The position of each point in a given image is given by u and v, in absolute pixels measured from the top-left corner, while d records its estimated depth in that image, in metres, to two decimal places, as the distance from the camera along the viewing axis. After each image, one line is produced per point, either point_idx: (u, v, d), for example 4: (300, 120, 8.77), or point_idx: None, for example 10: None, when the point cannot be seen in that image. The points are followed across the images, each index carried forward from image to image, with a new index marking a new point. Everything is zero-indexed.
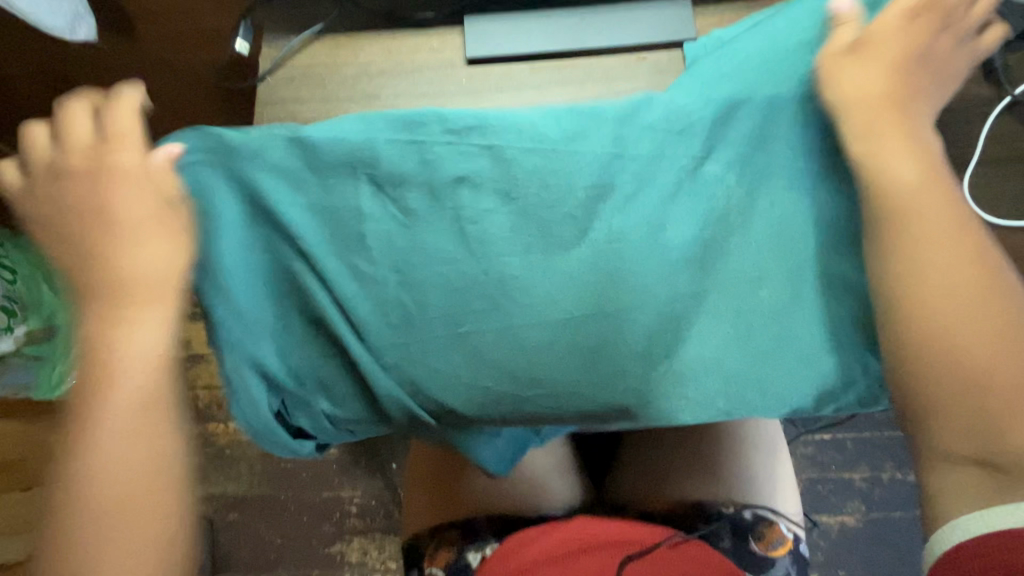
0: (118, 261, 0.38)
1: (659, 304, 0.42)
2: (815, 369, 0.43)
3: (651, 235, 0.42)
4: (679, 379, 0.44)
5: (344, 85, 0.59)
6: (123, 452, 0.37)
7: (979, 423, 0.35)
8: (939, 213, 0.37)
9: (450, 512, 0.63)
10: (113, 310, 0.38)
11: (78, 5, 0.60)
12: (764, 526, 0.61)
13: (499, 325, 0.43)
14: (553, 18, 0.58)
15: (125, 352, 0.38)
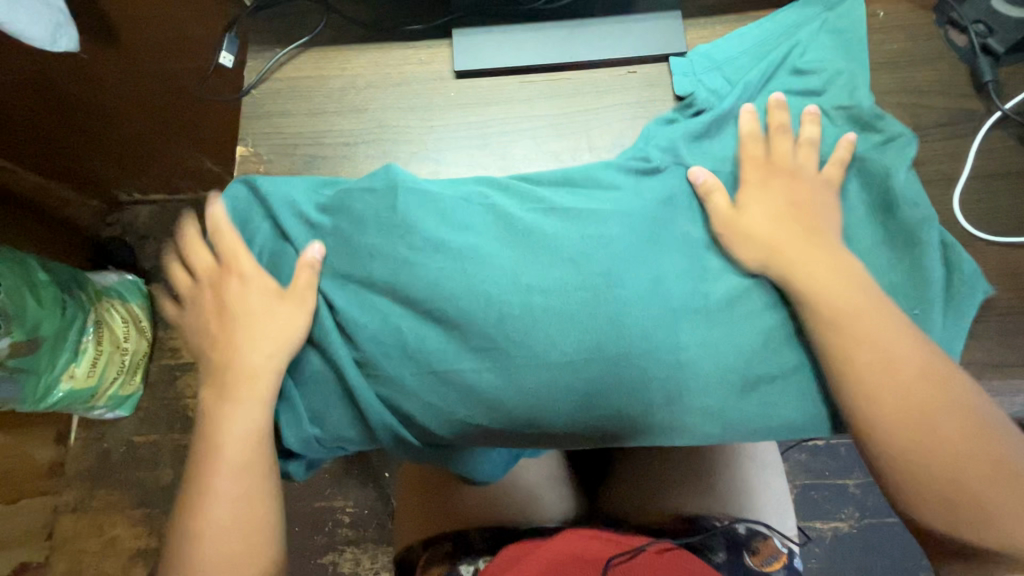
0: (229, 354, 0.48)
1: (658, 342, 0.46)
2: (794, 401, 0.48)
3: (643, 283, 0.47)
4: (681, 413, 0.47)
5: (331, 98, 0.58)
6: (226, 517, 0.44)
7: (956, 510, 0.38)
8: (865, 318, 0.42)
9: (443, 525, 0.62)
10: (223, 399, 0.47)
11: (58, 13, 0.57)
12: (758, 540, 0.60)
13: (510, 366, 0.46)
14: (544, 29, 0.57)
15: (230, 427, 0.46)
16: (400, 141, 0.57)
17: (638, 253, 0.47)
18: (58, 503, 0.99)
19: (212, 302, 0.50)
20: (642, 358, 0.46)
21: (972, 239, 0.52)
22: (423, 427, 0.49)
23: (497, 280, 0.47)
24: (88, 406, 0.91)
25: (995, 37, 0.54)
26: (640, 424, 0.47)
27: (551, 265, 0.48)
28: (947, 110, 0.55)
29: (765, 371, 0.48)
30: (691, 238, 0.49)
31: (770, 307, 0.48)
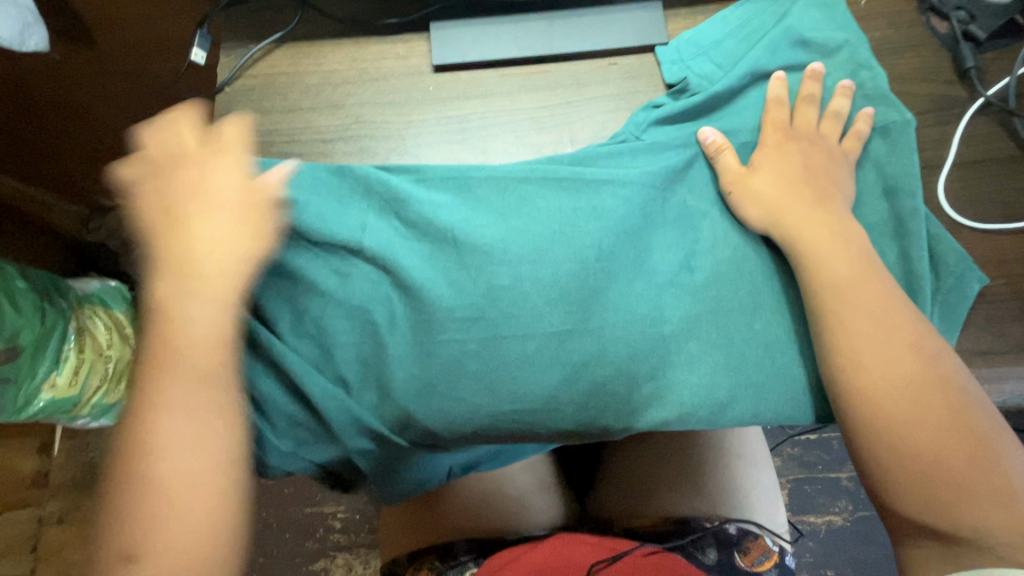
0: (188, 253, 0.41)
1: (633, 319, 0.47)
2: (777, 390, 0.47)
3: (617, 259, 0.47)
4: (659, 397, 0.47)
5: (307, 94, 0.57)
6: (169, 439, 0.37)
7: (930, 488, 0.36)
8: (871, 292, 0.41)
9: (429, 537, 0.61)
10: (184, 296, 0.41)
11: (27, 12, 0.56)
12: (749, 540, 0.60)
13: (493, 346, 0.46)
14: (522, 23, 0.56)
15: (183, 328, 0.40)
16: (378, 138, 0.56)
17: (613, 228, 0.48)
18: (41, 515, 0.96)
19: (195, 188, 0.43)
20: (625, 333, 0.46)
21: (958, 226, 0.51)
22: (408, 414, 0.47)
23: (492, 257, 0.47)
24: (71, 416, 0.87)
25: (975, 23, 0.53)
26: (623, 405, 0.47)
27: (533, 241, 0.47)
28: (929, 98, 0.54)
29: (748, 356, 0.47)
30: (676, 216, 0.50)
31: (756, 287, 0.48)
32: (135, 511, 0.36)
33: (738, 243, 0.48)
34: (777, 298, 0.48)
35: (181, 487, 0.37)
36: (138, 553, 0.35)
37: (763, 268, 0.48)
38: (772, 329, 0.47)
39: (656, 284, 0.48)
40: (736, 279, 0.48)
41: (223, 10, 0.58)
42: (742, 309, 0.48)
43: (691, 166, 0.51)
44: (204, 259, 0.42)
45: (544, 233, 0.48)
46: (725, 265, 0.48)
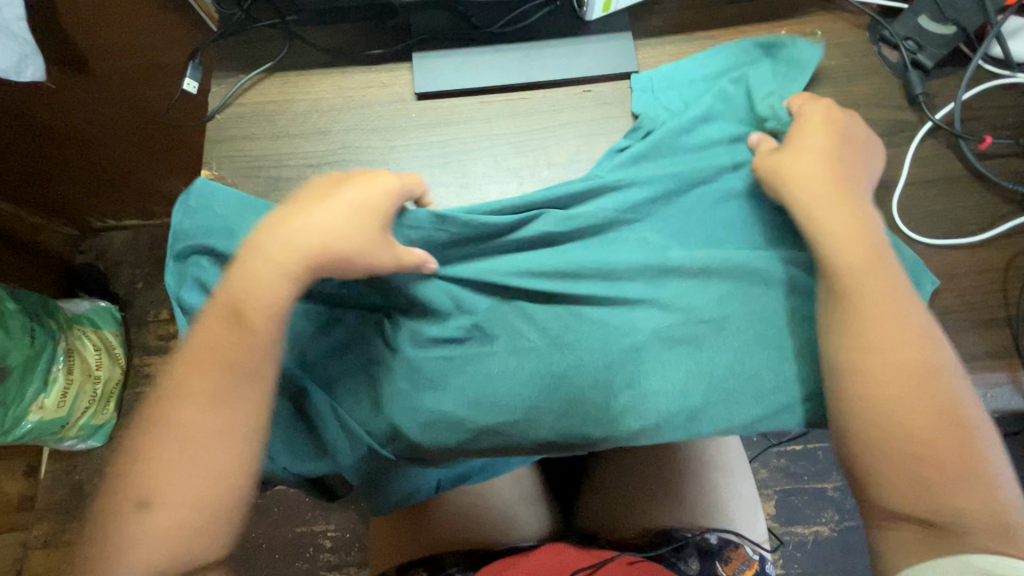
0: (292, 221, 0.43)
1: (608, 335, 0.49)
2: (747, 399, 0.48)
3: (592, 279, 0.50)
4: (635, 407, 0.48)
5: (295, 121, 0.59)
6: (201, 397, 0.40)
7: (922, 479, 0.38)
8: (884, 288, 0.43)
9: (414, 549, 0.62)
10: (252, 261, 0.43)
11: (27, 45, 0.57)
12: (730, 549, 0.62)
13: (480, 361, 0.49)
14: (500, 53, 0.59)
15: (252, 295, 0.42)
16: (364, 162, 0.58)
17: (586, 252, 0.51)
18: (27, 539, 0.96)
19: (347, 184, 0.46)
20: (600, 345, 0.48)
21: (911, 240, 0.54)
22: (394, 425, 0.49)
23: (481, 283, 0.50)
24: (59, 437, 0.90)
25: (924, 52, 0.56)
26: (602, 415, 0.48)
27: (523, 262, 0.50)
28: (883, 121, 0.57)
29: (716, 367, 0.48)
30: (636, 236, 0.52)
31: (724, 300, 0.49)
32: (169, 459, 0.38)
33: (710, 256, 0.50)
34: (744, 307, 0.49)
35: (190, 459, 0.38)
36: (152, 502, 0.37)
37: (724, 280, 0.50)
38: (743, 342, 0.49)
39: (628, 300, 0.50)
40: (707, 292, 0.50)
41: (215, 42, 0.61)
42: (710, 322, 0.49)
43: (663, 200, 0.53)
44: (299, 230, 0.43)
45: (534, 256, 0.51)
46: (694, 281, 0.50)
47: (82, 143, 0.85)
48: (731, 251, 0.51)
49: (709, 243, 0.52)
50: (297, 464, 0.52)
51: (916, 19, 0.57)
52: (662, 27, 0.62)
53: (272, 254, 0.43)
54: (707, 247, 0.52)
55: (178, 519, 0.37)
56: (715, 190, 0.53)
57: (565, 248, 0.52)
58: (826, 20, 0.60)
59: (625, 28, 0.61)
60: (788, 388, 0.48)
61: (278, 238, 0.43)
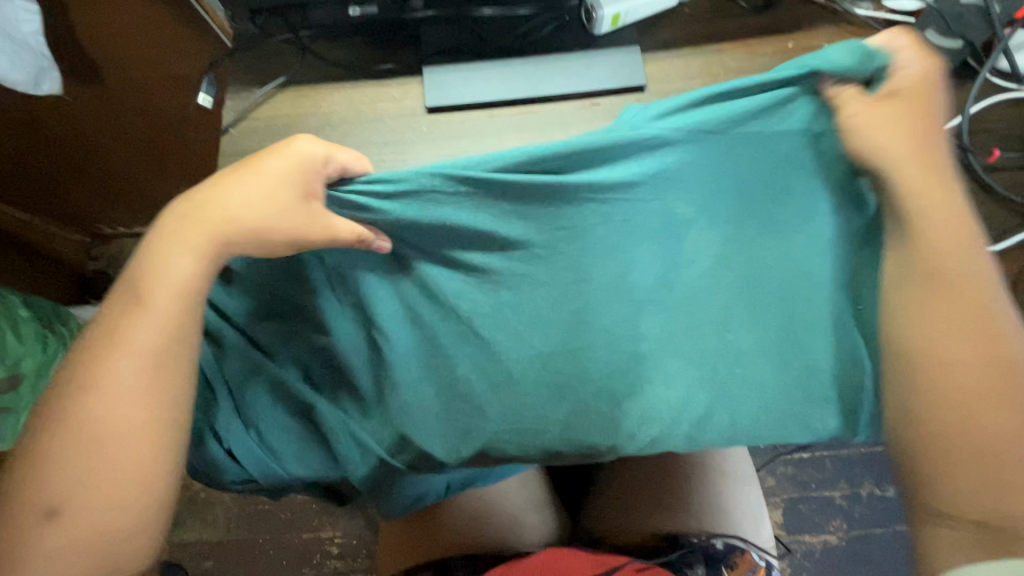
0: (204, 205, 0.42)
1: (617, 341, 0.44)
2: (755, 408, 0.47)
3: (611, 277, 0.42)
4: (639, 416, 0.47)
5: (307, 135, 0.60)
6: (107, 398, 0.38)
7: (983, 479, 0.40)
8: (974, 285, 0.40)
9: (423, 552, 0.63)
10: (160, 245, 0.42)
11: (45, 59, 0.59)
12: (736, 555, 0.62)
13: (484, 362, 0.46)
14: (509, 67, 0.60)
15: (164, 282, 0.41)
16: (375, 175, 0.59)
17: (607, 243, 0.42)
18: None
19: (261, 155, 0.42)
20: (601, 354, 0.45)
21: None
22: (405, 436, 0.50)
23: (484, 279, 0.44)
24: None
25: None
26: (607, 421, 0.48)
27: (531, 258, 0.43)
28: None
29: (726, 376, 0.46)
30: (670, 219, 0.41)
31: (749, 303, 0.44)
32: (74, 466, 0.37)
33: (755, 248, 0.42)
34: (759, 314, 0.44)
35: (97, 463, 0.38)
36: (60, 510, 0.37)
37: (742, 287, 0.43)
38: (762, 349, 0.45)
39: (648, 303, 0.44)
40: (750, 291, 0.43)
41: (230, 56, 0.62)
42: (729, 327, 0.45)
43: (712, 154, 0.39)
44: (209, 212, 0.41)
45: (543, 247, 0.42)
46: (733, 276, 0.43)
47: (94, 152, 0.86)
48: (793, 236, 0.41)
49: (769, 224, 0.41)
50: (312, 472, 0.53)
51: (925, 34, 0.56)
52: (670, 40, 0.63)
53: (184, 237, 0.41)
54: (763, 230, 0.42)
55: (90, 524, 0.38)
56: (777, 152, 0.39)
57: (581, 237, 0.42)
58: (832, 33, 0.61)
59: (633, 41, 0.61)
60: (802, 402, 0.47)
61: (191, 222, 0.42)
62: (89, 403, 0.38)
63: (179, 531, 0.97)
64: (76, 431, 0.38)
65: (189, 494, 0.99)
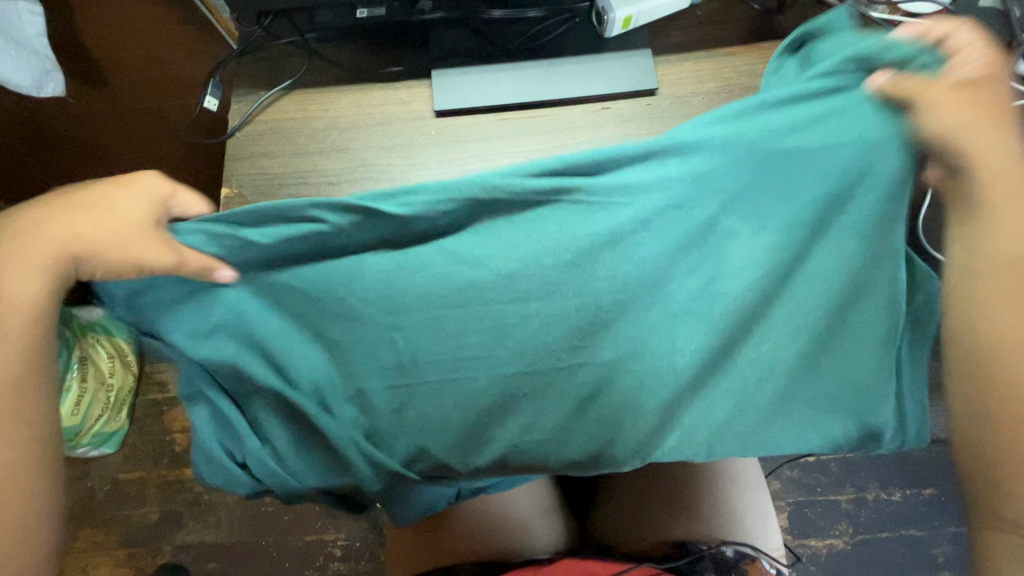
0: (45, 231, 0.42)
1: (653, 353, 0.46)
2: (779, 423, 0.48)
3: (650, 291, 0.45)
4: (666, 430, 0.47)
5: (314, 139, 0.59)
6: None
7: None
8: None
9: (430, 559, 0.62)
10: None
11: (47, 61, 0.58)
12: (746, 563, 0.61)
13: (515, 371, 0.47)
14: (520, 70, 0.59)
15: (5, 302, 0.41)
16: (383, 179, 0.58)
17: (644, 258, 0.45)
18: None
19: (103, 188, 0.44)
20: (633, 363, 0.46)
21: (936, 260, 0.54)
22: (429, 452, 0.49)
23: (537, 292, 0.45)
24: (73, 444, 0.92)
25: None
26: (631, 439, 0.47)
27: (574, 268, 0.45)
28: None
29: (749, 393, 0.47)
30: (698, 238, 0.45)
31: (767, 318, 0.46)
32: None
33: (783, 272, 0.45)
34: (797, 324, 0.46)
35: None
36: None
37: (780, 295, 0.46)
38: (785, 363, 0.47)
39: (686, 315, 0.46)
40: (784, 305, 0.46)
41: (234, 58, 0.61)
42: (760, 339, 0.47)
43: (744, 191, 0.43)
44: (51, 238, 0.42)
45: (591, 257, 0.44)
46: (772, 293, 0.46)
47: (98, 153, 0.85)
48: (820, 259, 0.45)
49: (804, 248, 0.45)
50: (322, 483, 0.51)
51: None
52: (682, 43, 0.62)
53: (11, 259, 0.41)
54: (801, 252, 0.45)
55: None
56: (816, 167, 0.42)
57: (626, 253, 0.44)
58: None
59: (645, 44, 0.61)
60: (819, 414, 0.48)
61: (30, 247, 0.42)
62: None
63: (182, 533, 0.97)
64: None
65: (192, 496, 0.98)
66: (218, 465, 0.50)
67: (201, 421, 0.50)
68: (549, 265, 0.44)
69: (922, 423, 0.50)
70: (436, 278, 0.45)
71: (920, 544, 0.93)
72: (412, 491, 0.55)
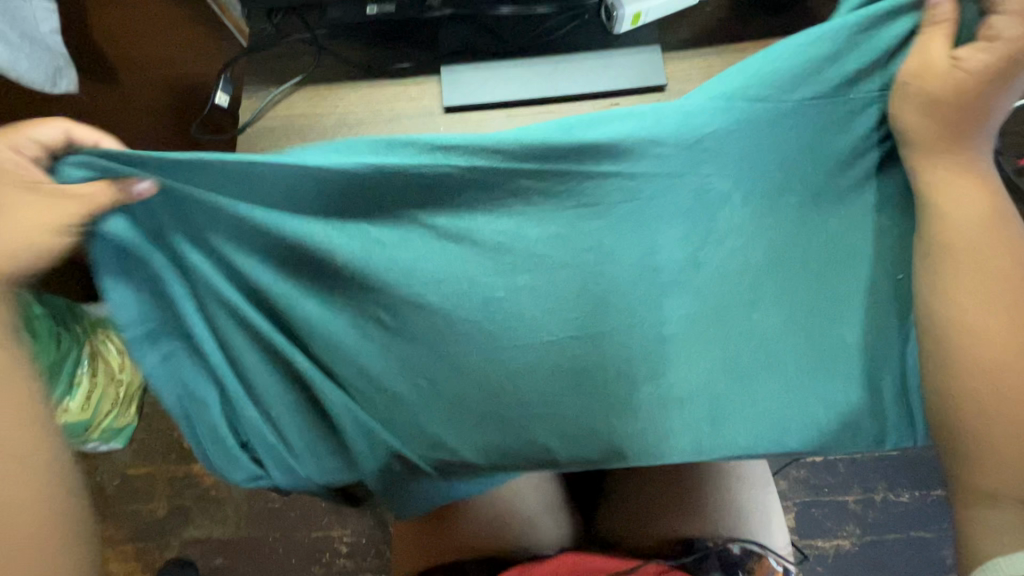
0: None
1: (644, 322, 0.46)
2: (780, 398, 0.47)
3: (643, 261, 0.45)
4: (665, 404, 0.47)
5: (323, 134, 0.60)
6: None
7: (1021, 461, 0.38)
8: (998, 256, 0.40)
9: (435, 555, 0.62)
10: None
11: (60, 58, 0.58)
12: (752, 560, 0.60)
13: (505, 342, 0.46)
14: (528, 66, 0.59)
15: None
16: None
17: (635, 225, 0.44)
18: None
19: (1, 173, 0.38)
20: (626, 339, 0.46)
21: None
22: (432, 439, 0.49)
23: (535, 258, 0.45)
24: (83, 439, 0.92)
25: None
26: (627, 412, 0.47)
27: (564, 234, 0.44)
28: None
29: (745, 365, 0.47)
30: (693, 204, 0.45)
31: (758, 285, 0.47)
32: None
33: (771, 239, 0.46)
34: (785, 298, 0.47)
35: None
36: None
37: (768, 266, 0.47)
38: (783, 337, 0.47)
39: (679, 286, 0.46)
40: (776, 272, 0.47)
41: (246, 55, 0.62)
42: (753, 304, 0.47)
43: (743, 161, 0.44)
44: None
45: (584, 225, 0.44)
46: (763, 260, 0.47)
47: None
48: (812, 234, 0.47)
49: (795, 219, 0.46)
50: (327, 472, 0.52)
51: None
52: (691, 39, 0.62)
53: None
54: (795, 223, 0.46)
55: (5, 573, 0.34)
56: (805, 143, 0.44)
57: (618, 220, 0.44)
58: None
59: (653, 40, 0.61)
60: (832, 406, 0.47)
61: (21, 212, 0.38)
62: None
63: (190, 528, 0.97)
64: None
65: (199, 491, 0.99)
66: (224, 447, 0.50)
67: (213, 403, 0.49)
68: (547, 230, 0.44)
69: None
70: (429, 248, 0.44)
71: (928, 545, 0.92)
72: (420, 491, 0.54)
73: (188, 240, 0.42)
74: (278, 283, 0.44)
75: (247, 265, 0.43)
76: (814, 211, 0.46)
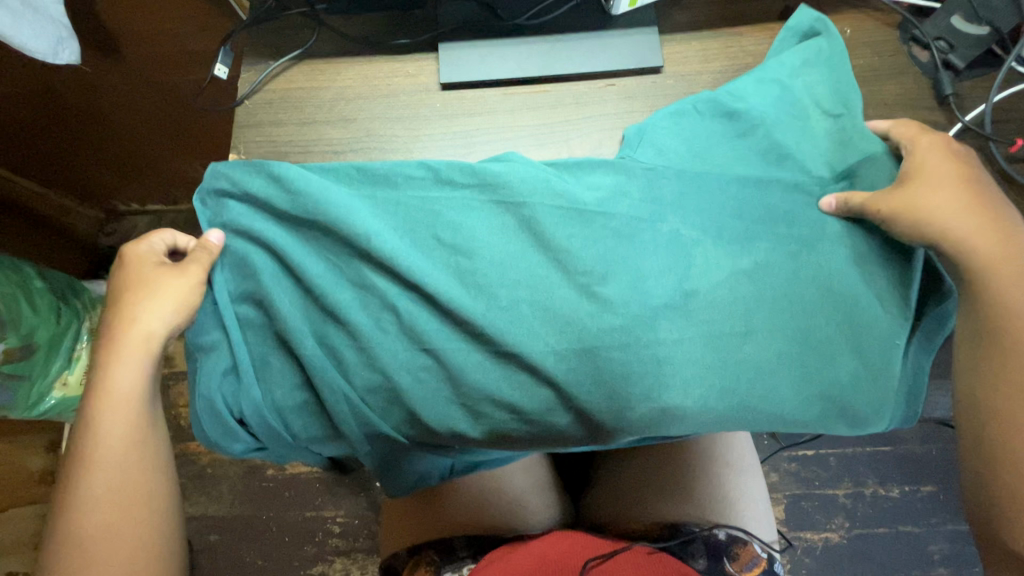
0: (129, 327, 0.46)
1: (637, 343, 0.48)
2: (771, 414, 0.49)
3: (638, 283, 0.48)
4: (661, 419, 0.47)
5: (322, 109, 0.60)
6: (103, 485, 0.43)
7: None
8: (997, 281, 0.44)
9: (424, 531, 0.63)
10: (108, 360, 0.45)
11: (63, 29, 0.59)
12: (738, 546, 0.61)
13: (504, 353, 0.48)
14: (526, 44, 0.60)
15: (118, 385, 0.45)
16: (388, 151, 0.59)
17: (628, 254, 0.49)
18: None
19: (136, 269, 0.48)
20: (622, 359, 0.47)
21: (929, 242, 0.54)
22: (423, 420, 0.49)
23: (530, 284, 0.49)
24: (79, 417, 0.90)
25: (955, 53, 0.61)
26: (616, 425, 0.48)
27: (560, 259, 0.49)
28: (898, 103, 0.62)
29: (742, 382, 0.48)
30: (670, 240, 0.50)
31: (748, 309, 0.49)
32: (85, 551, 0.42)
33: (760, 267, 0.49)
34: (776, 325, 0.49)
35: (104, 547, 0.42)
36: None
37: (754, 293, 0.49)
38: (772, 358, 0.48)
39: (673, 308, 0.48)
40: (763, 299, 0.49)
41: (246, 28, 0.62)
42: (744, 330, 0.48)
43: (696, 196, 0.52)
44: (136, 332, 0.46)
45: (578, 248, 0.49)
46: (750, 287, 0.49)
47: (112, 124, 0.87)
48: (799, 257, 0.50)
49: (774, 242, 0.50)
50: (316, 445, 0.53)
51: (949, 19, 0.61)
52: (689, 23, 0.62)
53: (117, 357, 0.45)
54: (773, 246, 0.50)
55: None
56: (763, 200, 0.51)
57: (614, 253, 0.49)
58: (857, 18, 0.64)
59: (652, 21, 0.61)
60: (809, 413, 0.49)
61: (169, 286, 0.47)
62: (82, 500, 0.43)
63: (186, 504, 0.98)
64: (71, 508, 0.42)
65: (195, 469, 1.00)
66: (219, 424, 0.51)
67: (210, 369, 0.51)
68: (543, 257, 0.49)
69: (911, 403, 0.51)
70: (432, 272, 0.49)
71: (917, 539, 0.93)
72: (410, 467, 0.56)
73: (244, 239, 0.51)
74: (307, 268, 0.49)
75: (290, 251, 0.50)
76: (792, 253, 0.50)
